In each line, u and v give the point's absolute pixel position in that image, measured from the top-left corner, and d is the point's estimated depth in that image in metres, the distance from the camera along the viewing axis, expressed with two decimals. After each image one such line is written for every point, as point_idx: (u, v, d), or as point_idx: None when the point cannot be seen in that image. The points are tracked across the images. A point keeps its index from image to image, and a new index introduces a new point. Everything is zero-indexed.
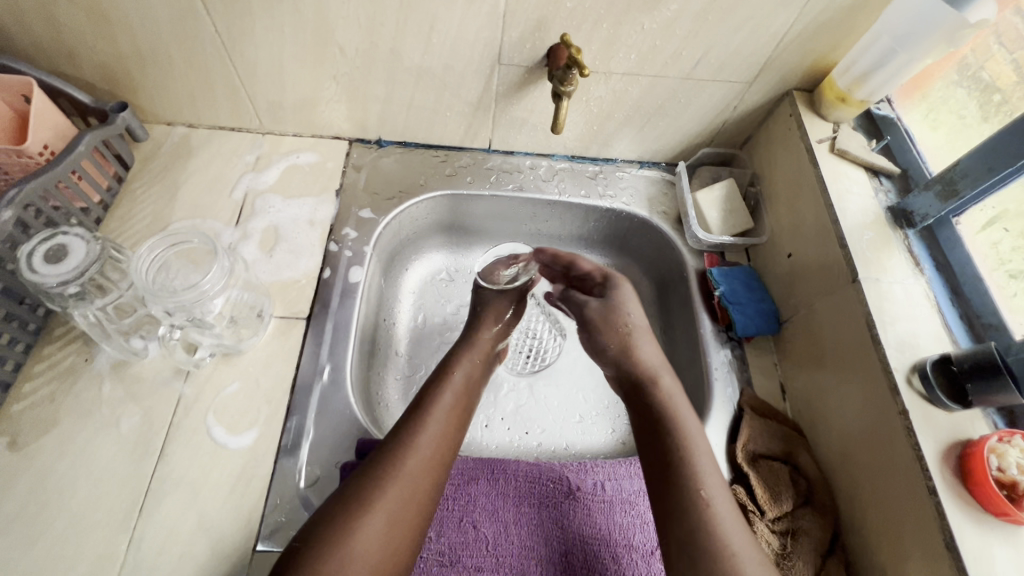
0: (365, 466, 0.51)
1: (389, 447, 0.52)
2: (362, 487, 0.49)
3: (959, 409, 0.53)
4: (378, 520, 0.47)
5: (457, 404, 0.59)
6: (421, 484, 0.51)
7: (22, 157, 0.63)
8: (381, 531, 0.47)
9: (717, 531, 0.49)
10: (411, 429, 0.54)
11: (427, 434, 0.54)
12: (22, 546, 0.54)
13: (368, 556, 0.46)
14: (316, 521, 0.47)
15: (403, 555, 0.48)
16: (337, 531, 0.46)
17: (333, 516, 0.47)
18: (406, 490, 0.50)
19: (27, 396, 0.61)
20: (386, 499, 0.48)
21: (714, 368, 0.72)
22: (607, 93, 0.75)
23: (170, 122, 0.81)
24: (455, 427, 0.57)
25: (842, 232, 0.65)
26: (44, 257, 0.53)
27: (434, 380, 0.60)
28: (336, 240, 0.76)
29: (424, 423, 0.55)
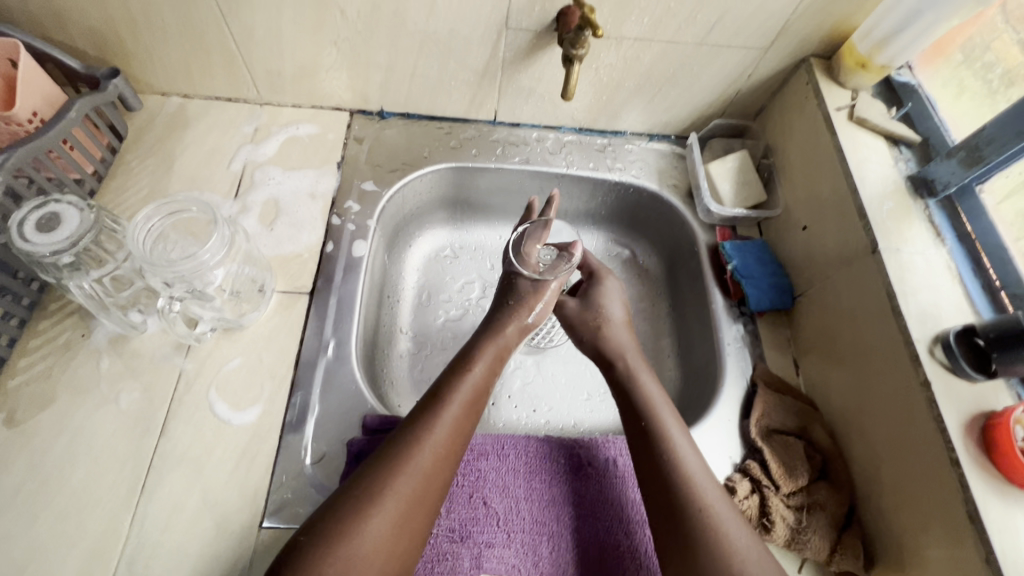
0: (375, 461, 0.48)
1: (401, 442, 0.49)
2: (371, 483, 0.46)
3: (982, 379, 0.52)
4: (387, 519, 0.45)
5: (476, 396, 0.55)
6: (431, 481, 0.48)
7: (11, 124, 0.60)
8: (388, 530, 0.45)
9: (715, 524, 0.48)
10: (425, 423, 0.51)
11: (441, 429, 0.50)
12: (22, 523, 0.52)
13: (374, 557, 0.43)
14: (321, 517, 0.45)
15: (409, 553, 0.46)
16: (343, 531, 0.43)
17: (341, 512, 0.44)
18: (415, 484, 0.47)
19: (23, 371, 0.59)
20: (396, 498, 0.46)
21: (726, 343, 0.70)
22: (617, 60, 0.73)
23: (165, 92, 0.78)
24: (471, 420, 0.54)
25: (861, 202, 0.63)
26: (36, 225, 0.51)
27: (452, 372, 0.56)
28: (338, 213, 0.74)
29: (439, 416, 0.51)
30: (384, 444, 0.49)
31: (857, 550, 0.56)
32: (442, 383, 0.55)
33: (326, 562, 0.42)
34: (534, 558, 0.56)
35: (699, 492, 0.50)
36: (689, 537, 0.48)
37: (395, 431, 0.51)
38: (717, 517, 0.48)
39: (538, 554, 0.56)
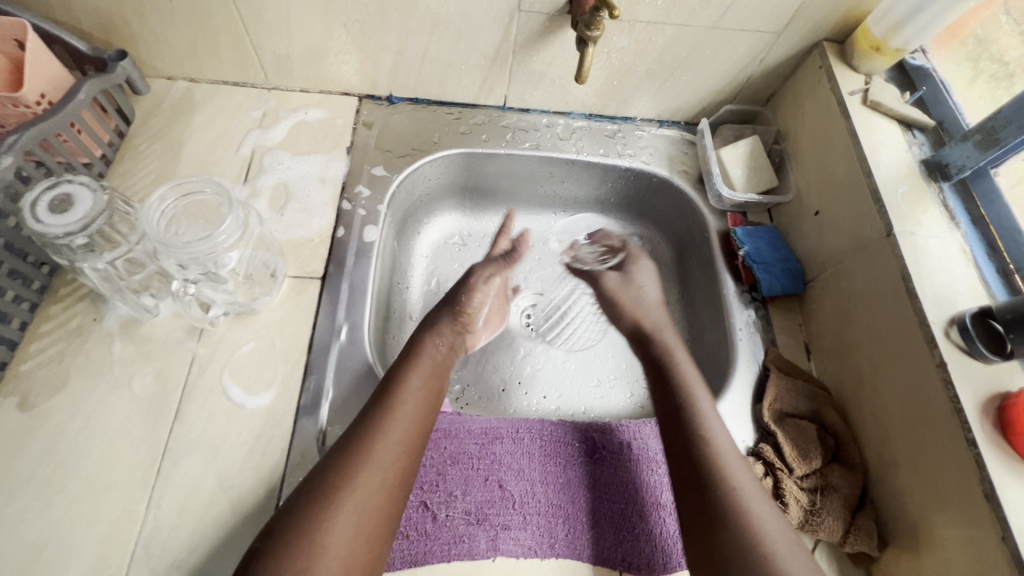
0: (328, 461, 0.49)
1: (355, 439, 0.50)
2: (329, 482, 0.47)
3: (998, 361, 0.52)
4: (348, 514, 0.46)
5: (425, 387, 0.57)
6: (390, 474, 0.49)
7: (18, 107, 0.59)
8: (351, 525, 0.45)
9: (743, 504, 0.48)
10: (377, 419, 0.52)
11: (394, 424, 0.52)
12: (38, 506, 0.52)
13: (338, 553, 0.44)
14: (277, 522, 0.45)
15: (375, 548, 0.46)
16: (305, 529, 0.44)
17: (299, 512, 0.45)
18: (378, 477, 0.48)
19: (34, 355, 0.59)
20: (356, 492, 0.47)
21: (738, 328, 0.70)
22: (629, 44, 0.72)
23: (171, 76, 0.77)
24: (426, 415, 0.55)
25: (877, 185, 0.63)
26: (49, 206, 0.50)
27: (400, 367, 0.58)
28: (349, 198, 0.73)
29: (392, 413, 0.53)
30: (336, 445, 0.51)
31: (871, 531, 0.56)
32: (390, 378, 0.57)
33: (286, 562, 0.42)
34: (550, 540, 0.56)
35: (728, 475, 0.51)
36: (711, 518, 0.48)
37: (347, 432, 0.52)
38: (744, 497, 0.49)
39: (553, 537, 0.56)
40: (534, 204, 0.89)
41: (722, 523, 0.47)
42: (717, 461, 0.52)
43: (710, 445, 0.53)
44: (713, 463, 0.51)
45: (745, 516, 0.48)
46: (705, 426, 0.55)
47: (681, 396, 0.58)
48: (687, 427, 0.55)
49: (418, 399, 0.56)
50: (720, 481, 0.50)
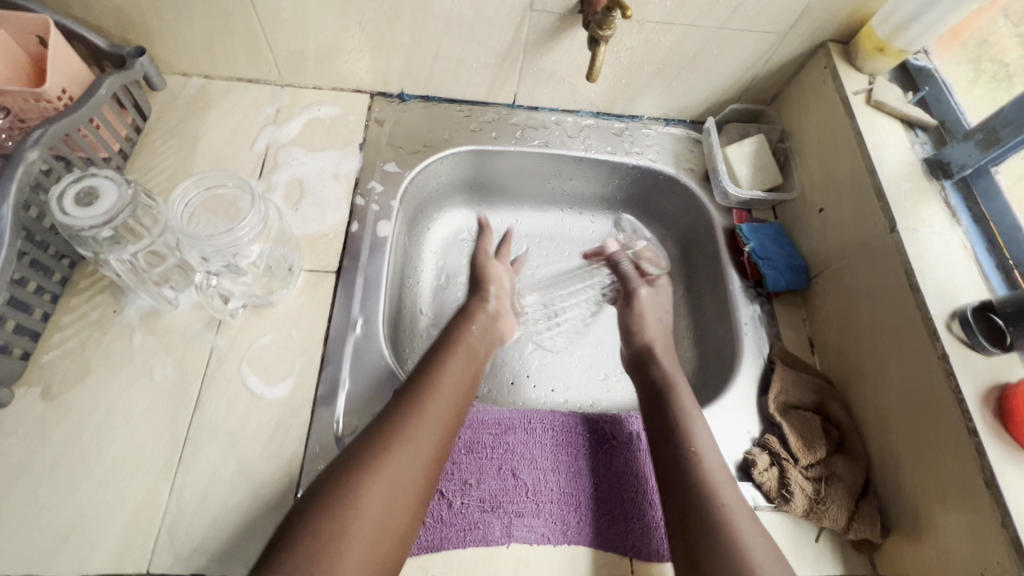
0: (368, 432, 0.52)
1: (395, 414, 0.53)
2: (368, 451, 0.50)
3: (998, 353, 0.54)
4: (384, 482, 0.48)
5: (463, 375, 0.61)
6: (426, 450, 0.52)
7: (40, 102, 0.60)
8: (385, 496, 0.48)
9: (727, 515, 0.50)
10: (417, 397, 0.55)
11: (434, 404, 0.55)
12: (62, 493, 0.53)
13: (373, 518, 0.46)
14: (317, 487, 0.48)
15: (406, 518, 0.48)
16: (343, 493, 0.47)
17: (339, 476, 0.48)
18: (412, 453, 0.51)
19: (56, 347, 0.60)
20: (393, 461, 0.50)
21: (744, 322, 0.72)
22: (638, 44, 0.73)
23: (186, 72, 0.78)
24: (461, 398, 0.58)
25: (880, 184, 0.64)
26: (75, 199, 0.51)
27: (439, 355, 0.62)
28: (362, 193, 0.74)
29: (430, 395, 0.56)
30: (378, 418, 0.54)
31: (873, 518, 0.58)
32: (430, 363, 0.61)
33: (325, 521, 0.45)
34: (562, 526, 0.57)
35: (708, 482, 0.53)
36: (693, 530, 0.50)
37: (388, 409, 0.55)
38: (728, 509, 0.51)
39: (566, 523, 0.57)
40: (542, 201, 0.90)
41: (704, 532, 0.49)
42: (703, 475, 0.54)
43: (699, 460, 0.55)
44: (698, 477, 0.54)
45: (725, 526, 0.50)
46: (694, 442, 0.57)
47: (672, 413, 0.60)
48: (678, 443, 0.57)
49: (456, 384, 0.59)
50: (705, 494, 0.52)
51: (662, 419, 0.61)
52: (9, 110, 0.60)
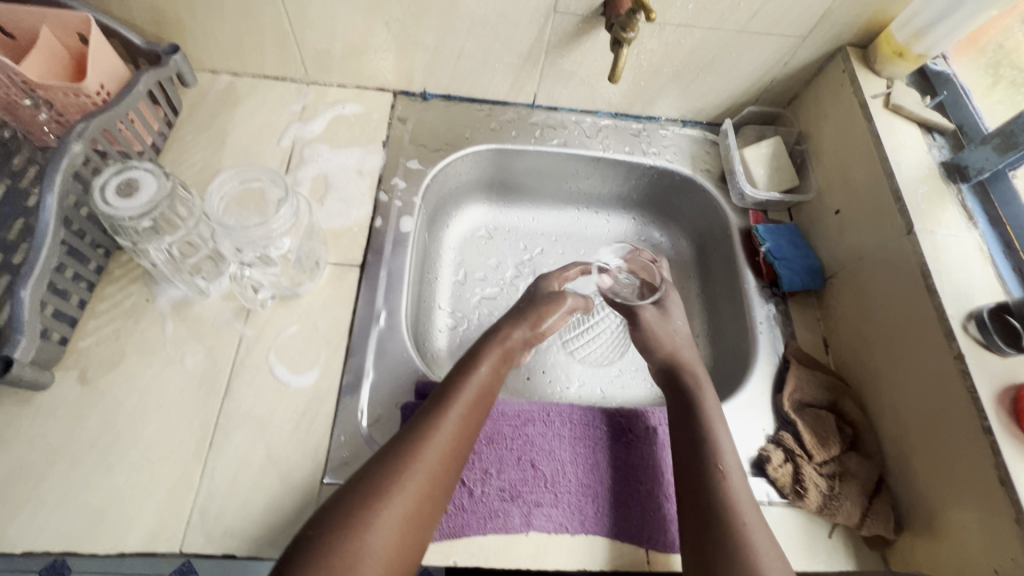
0: (377, 460, 0.52)
1: (406, 442, 0.53)
2: (377, 480, 0.50)
3: (1014, 354, 0.54)
4: (393, 515, 0.48)
5: (479, 397, 0.58)
6: (435, 481, 0.52)
7: (80, 96, 0.62)
8: (398, 528, 0.48)
9: (747, 537, 0.50)
10: (428, 423, 0.54)
11: (445, 433, 0.54)
12: (99, 474, 0.55)
13: (382, 553, 0.47)
14: (328, 511, 0.48)
15: (414, 549, 0.49)
16: (354, 524, 0.47)
17: (353, 503, 0.48)
18: (423, 483, 0.51)
19: (92, 333, 0.62)
20: (403, 494, 0.49)
21: (759, 321, 0.73)
22: (659, 46, 0.75)
23: (215, 70, 0.80)
24: (475, 423, 0.57)
25: (898, 185, 0.65)
26: (117, 190, 0.53)
27: (456, 374, 0.59)
28: (385, 189, 0.76)
29: (444, 419, 0.55)
30: (389, 442, 0.53)
31: (886, 514, 0.59)
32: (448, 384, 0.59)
33: (335, 554, 0.45)
34: (580, 516, 0.58)
35: (738, 510, 0.52)
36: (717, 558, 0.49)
37: (401, 432, 0.54)
38: (749, 530, 0.51)
39: (583, 514, 0.59)
40: (558, 200, 0.92)
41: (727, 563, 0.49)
42: (727, 494, 0.53)
43: (724, 478, 0.54)
44: (723, 498, 0.53)
45: (745, 547, 0.50)
46: (721, 459, 0.56)
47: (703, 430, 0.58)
48: (705, 458, 0.56)
49: (472, 410, 0.57)
50: (727, 515, 0.52)
51: (691, 430, 0.59)
52: (51, 103, 0.62)
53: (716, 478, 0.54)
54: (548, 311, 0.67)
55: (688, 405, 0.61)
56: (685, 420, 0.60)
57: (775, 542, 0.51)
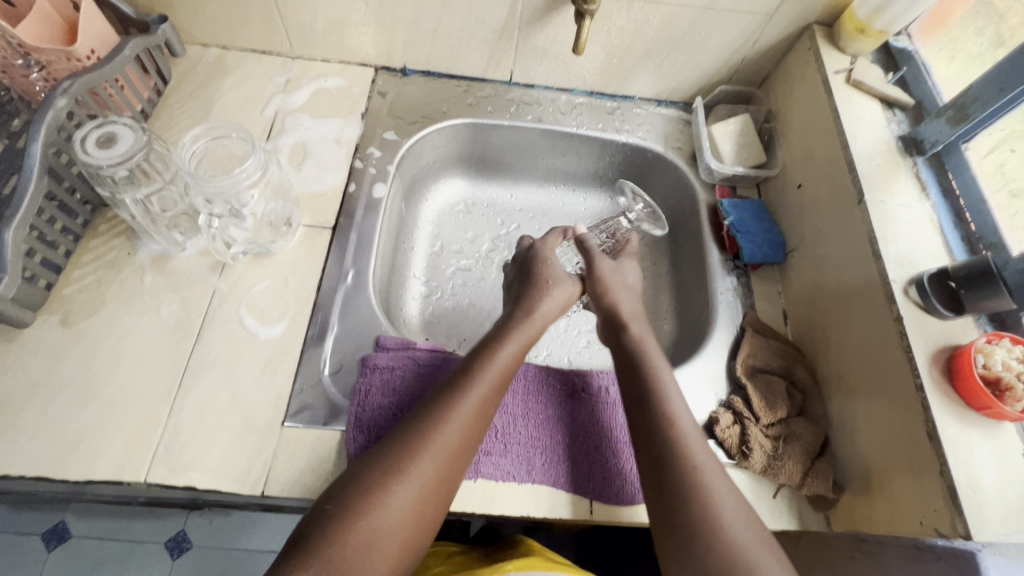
0: (395, 437, 0.50)
1: (426, 419, 0.51)
2: (394, 459, 0.48)
3: (951, 317, 0.56)
4: (410, 495, 0.47)
5: (503, 373, 0.56)
6: (454, 458, 0.50)
7: (72, 60, 0.66)
8: (412, 507, 0.47)
9: (702, 480, 0.49)
10: (450, 401, 0.52)
11: (465, 411, 0.52)
12: (75, 408, 0.59)
13: (397, 530, 0.46)
14: (344, 486, 0.47)
15: (429, 527, 0.48)
16: (368, 500, 0.46)
17: (366, 480, 0.47)
18: (441, 462, 0.49)
19: (76, 281, 0.66)
20: (421, 473, 0.48)
21: (719, 292, 0.75)
22: (628, 23, 0.77)
23: (206, 43, 0.84)
24: (498, 400, 0.55)
25: (852, 157, 0.67)
26: (97, 142, 0.57)
27: (482, 349, 0.57)
28: (361, 158, 0.79)
29: (464, 395, 0.53)
30: (408, 421, 0.51)
31: (827, 474, 0.60)
32: (471, 359, 0.56)
33: (351, 531, 0.44)
34: (528, 466, 0.61)
35: (688, 452, 0.51)
36: (673, 500, 0.49)
37: (420, 407, 0.52)
38: (701, 470, 0.50)
39: (531, 464, 0.61)
40: (536, 177, 0.94)
41: (682, 503, 0.48)
42: (677, 439, 0.52)
43: (672, 425, 0.53)
44: (672, 442, 0.52)
45: (699, 490, 0.48)
46: (669, 405, 0.54)
47: (641, 375, 0.57)
48: (653, 406, 0.54)
49: (493, 386, 0.55)
50: (678, 458, 0.50)
51: (633, 382, 0.57)
52: (43, 65, 0.66)
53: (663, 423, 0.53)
54: (557, 288, 0.64)
55: (636, 357, 0.59)
56: (628, 374, 0.58)
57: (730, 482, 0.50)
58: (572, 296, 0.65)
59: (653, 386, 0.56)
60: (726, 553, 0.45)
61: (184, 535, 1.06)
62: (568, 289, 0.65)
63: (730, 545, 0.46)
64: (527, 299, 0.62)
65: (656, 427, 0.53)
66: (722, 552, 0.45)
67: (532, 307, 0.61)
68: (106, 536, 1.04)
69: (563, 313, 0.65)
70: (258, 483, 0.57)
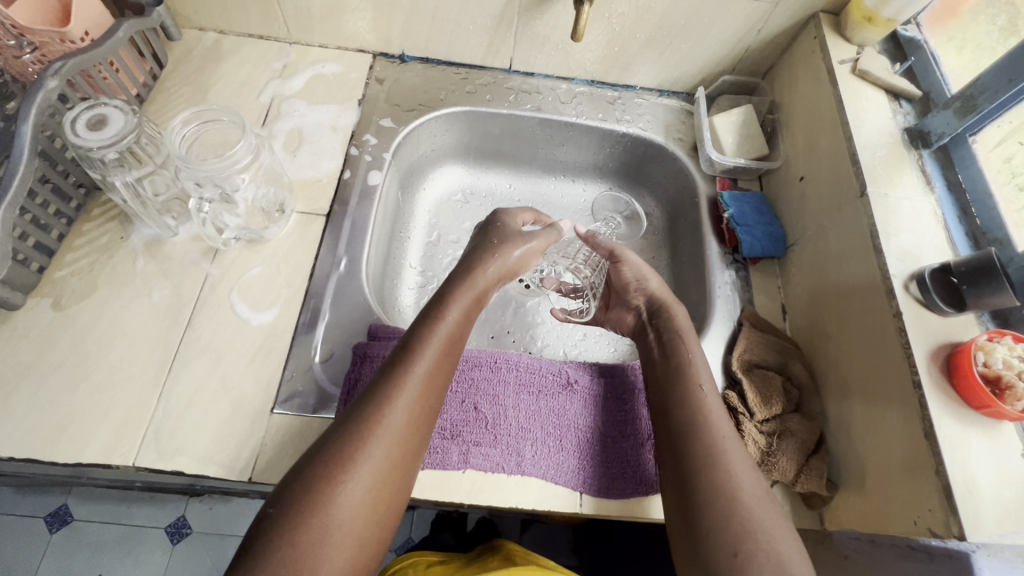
0: (339, 427, 0.48)
1: (368, 404, 0.49)
2: (339, 449, 0.46)
3: (953, 313, 0.55)
4: (359, 484, 0.45)
5: (445, 347, 0.55)
6: (404, 441, 0.49)
7: (65, 42, 0.66)
8: (366, 496, 0.45)
9: (722, 451, 0.50)
10: (392, 382, 0.50)
11: (409, 389, 0.50)
12: (65, 391, 0.59)
13: (351, 523, 0.44)
14: (290, 484, 0.45)
15: (387, 514, 0.47)
16: (317, 495, 0.44)
17: (312, 475, 0.45)
18: (390, 445, 0.48)
19: (68, 265, 0.66)
20: (370, 459, 0.46)
21: (718, 287, 0.73)
22: (629, 10, 0.75)
23: (202, 27, 0.83)
24: (445, 374, 0.54)
25: (856, 148, 0.65)
26: (87, 123, 0.57)
27: (422, 324, 0.56)
28: (357, 145, 0.79)
29: (406, 374, 0.51)
30: (351, 409, 0.49)
31: (821, 471, 0.59)
32: (410, 336, 0.55)
33: (301, 528, 0.42)
34: (517, 457, 0.60)
35: (714, 424, 0.52)
36: (691, 471, 0.50)
37: (363, 393, 0.51)
38: (723, 441, 0.51)
39: (520, 455, 0.60)
40: (535, 167, 0.93)
41: (697, 473, 0.49)
42: (702, 411, 0.53)
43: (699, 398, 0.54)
44: (696, 414, 0.53)
45: (719, 459, 0.50)
46: (700, 381, 0.56)
47: (676, 351, 0.59)
48: (681, 381, 0.56)
49: (435, 362, 0.53)
50: (703, 430, 0.52)
51: (665, 359, 0.59)
52: (36, 46, 0.65)
53: (688, 396, 0.55)
54: (506, 247, 0.65)
55: (666, 337, 0.61)
56: (661, 352, 0.60)
57: (750, 457, 0.51)
58: (522, 256, 0.66)
59: (684, 362, 0.58)
60: (740, 521, 0.46)
61: (184, 520, 1.06)
62: (519, 249, 0.65)
63: (745, 512, 0.46)
64: (472, 261, 0.62)
65: (681, 399, 0.55)
66: (735, 524, 0.46)
67: (475, 270, 0.61)
68: (106, 520, 1.05)
69: (514, 272, 0.66)
70: (246, 469, 0.57)
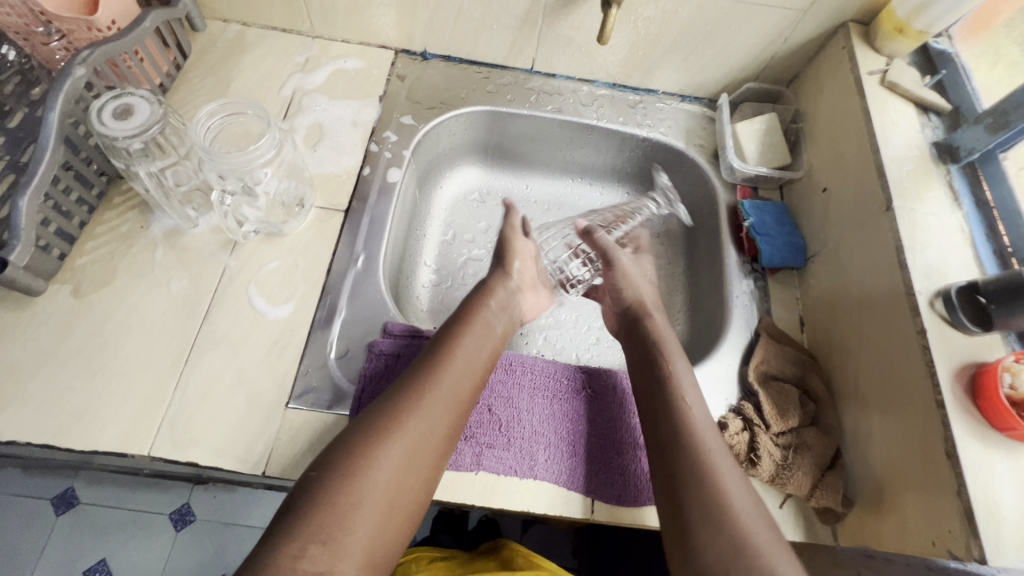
0: (380, 403, 0.51)
1: (408, 387, 0.52)
2: (378, 420, 0.49)
3: (978, 332, 0.54)
4: (396, 453, 0.47)
5: (478, 345, 0.59)
6: (439, 425, 0.51)
7: (92, 30, 0.65)
8: (399, 470, 0.47)
9: (711, 468, 0.50)
10: (430, 368, 0.54)
11: (445, 376, 0.54)
12: (81, 379, 0.59)
13: (385, 491, 0.46)
14: (331, 451, 0.47)
15: (417, 492, 0.48)
16: (355, 462, 0.46)
17: (351, 442, 0.47)
18: (426, 425, 0.50)
19: (89, 252, 0.66)
20: (407, 436, 0.49)
21: (736, 296, 0.73)
22: (655, 13, 0.74)
23: (226, 19, 0.84)
24: (478, 369, 0.57)
25: (883, 161, 0.64)
26: (113, 113, 0.57)
27: (456, 323, 0.61)
28: (377, 141, 0.79)
29: (444, 365, 0.55)
30: (393, 389, 0.52)
31: (837, 487, 0.58)
32: (448, 333, 0.59)
33: (338, 492, 0.44)
34: (530, 461, 0.60)
35: (701, 439, 0.52)
36: (682, 489, 0.49)
37: (402, 377, 0.54)
38: (712, 459, 0.51)
39: (533, 460, 0.60)
40: (553, 168, 0.93)
41: (687, 490, 0.49)
42: (689, 426, 0.53)
43: (685, 414, 0.54)
44: (683, 429, 0.53)
45: (712, 476, 0.49)
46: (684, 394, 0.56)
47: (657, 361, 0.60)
48: (669, 393, 0.56)
49: (471, 357, 0.57)
50: (691, 446, 0.51)
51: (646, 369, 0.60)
52: (64, 34, 0.65)
53: (677, 413, 0.54)
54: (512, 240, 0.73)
55: (645, 349, 0.63)
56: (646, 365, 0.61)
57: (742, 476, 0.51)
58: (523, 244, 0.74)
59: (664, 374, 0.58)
60: (729, 544, 0.45)
61: (188, 507, 1.07)
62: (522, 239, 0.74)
63: (738, 530, 0.46)
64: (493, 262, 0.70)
65: (669, 412, 0.54)
66: (722, 543, 0.45)
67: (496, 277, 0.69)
68: (112, 504, 1.06)
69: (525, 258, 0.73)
70: (260, 462, 0.57)
